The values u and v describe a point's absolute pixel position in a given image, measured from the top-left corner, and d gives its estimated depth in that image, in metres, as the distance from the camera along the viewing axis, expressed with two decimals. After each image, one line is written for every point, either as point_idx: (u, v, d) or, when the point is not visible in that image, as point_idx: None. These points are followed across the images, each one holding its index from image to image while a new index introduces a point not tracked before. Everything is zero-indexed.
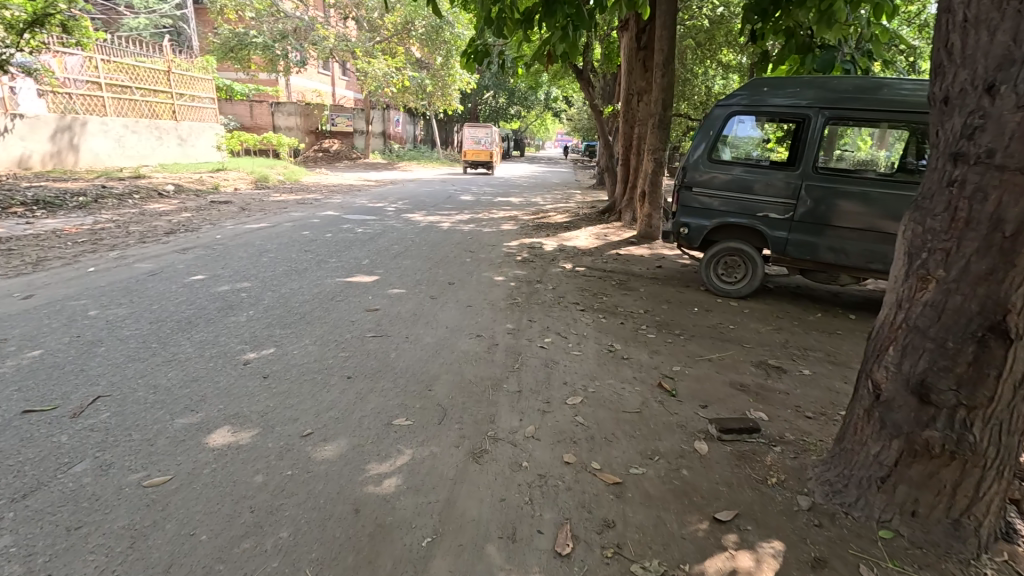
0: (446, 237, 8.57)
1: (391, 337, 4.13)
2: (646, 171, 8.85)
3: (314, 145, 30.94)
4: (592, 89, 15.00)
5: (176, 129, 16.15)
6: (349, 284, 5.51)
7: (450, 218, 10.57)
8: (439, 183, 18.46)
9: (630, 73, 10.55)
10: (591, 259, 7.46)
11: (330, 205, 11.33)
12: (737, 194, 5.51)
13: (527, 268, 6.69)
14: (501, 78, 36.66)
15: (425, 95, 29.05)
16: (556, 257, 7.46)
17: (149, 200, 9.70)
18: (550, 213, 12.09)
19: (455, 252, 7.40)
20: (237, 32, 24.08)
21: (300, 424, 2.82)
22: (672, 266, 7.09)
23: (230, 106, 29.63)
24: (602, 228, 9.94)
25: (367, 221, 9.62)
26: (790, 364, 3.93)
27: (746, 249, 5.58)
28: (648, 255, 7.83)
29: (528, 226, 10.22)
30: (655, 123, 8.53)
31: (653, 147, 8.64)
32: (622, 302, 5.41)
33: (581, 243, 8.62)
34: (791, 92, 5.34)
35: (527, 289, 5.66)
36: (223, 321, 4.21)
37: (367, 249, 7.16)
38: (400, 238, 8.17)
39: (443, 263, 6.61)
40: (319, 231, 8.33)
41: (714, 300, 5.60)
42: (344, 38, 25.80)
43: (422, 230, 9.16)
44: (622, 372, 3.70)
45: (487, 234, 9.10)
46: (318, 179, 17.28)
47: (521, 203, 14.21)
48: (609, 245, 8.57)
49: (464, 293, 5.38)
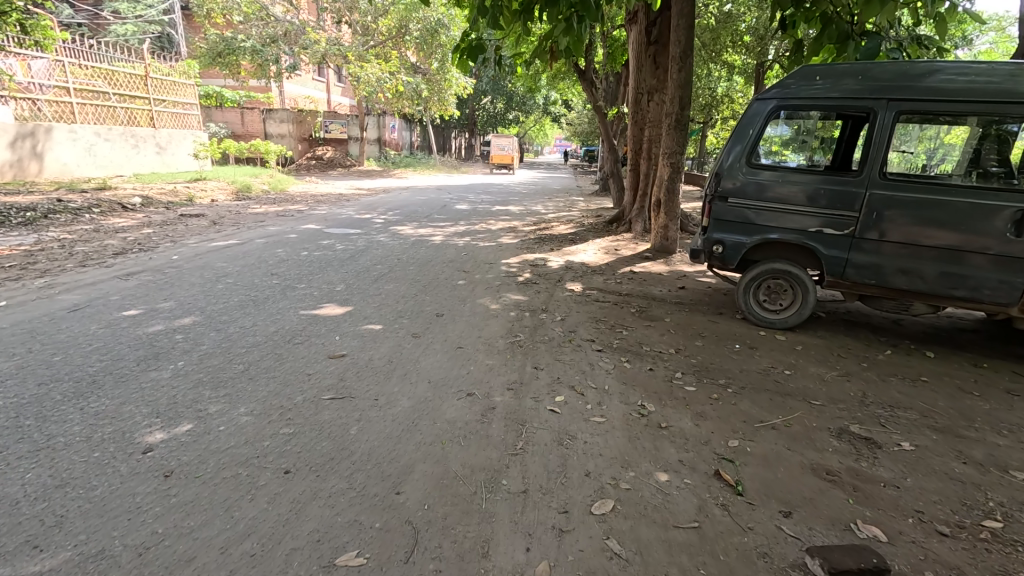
0: (438, 253, 7.63)
1: (355, 398, 3.18)
2: (660, 178, 7.93)
3: (307, 152, 30.14)
4: (595, 90, 14.12)
5: (153, 136, 15.26)
6: (316, 319, 4.56)
7: (443, 231, 9.63)
8: (433, 192, 17.53)
9: (640, 72, 9.67)
10: (604, 279, 6.50)
11: (313, 217, 10.41)
12: (784, 205, 4.59)
13: (530, 292, 5.74)
14: (499, 82, 35.91)
15: (421, 100, 28.24)
16: (563, 277, 6.51)
17: (108, 215, 8.77)
18: (552, 223, 11.16)
19: (446, 272, 6.46)
20: (224, 36, 23.19)
21: (194, 570, 1.87)
22: (698, 288, 6.14)
23: (220, 114, 28.85)
24: (611, 240, 9.01)
25: (351, 235, 8.70)
26: (880, 434, 2.99)
27: (794, 272, 4.64)
28: (667, 273, 6.89)
29: (529, 239, 9.28)
30: (671, 124, 7.61)
31: (668, 151, 7.72)
32: (647, 338, 4.46)
33: (590, 258, 7.68)
34: (847, 81, 4.43)
35: (530, 322, 4.72)
36: (139, 378, 3.26)
37: (344, 270, 6.21)
38: (385, 257, 7.22)
39: (431, 288, 5.68)
40: (293, 248, 7.40)
41: (756, 334, 4.65)
42: (336, 42, 24.87)
43: (411, 245, 8.22)
44: (662, 452, 2.75)
45: (484, 248, 8.17)
46: (306, 188, 16.37)
47: (521, 212, 13.27)
48: (621, 261, 7.64)
49: (454, 330, 4.43)
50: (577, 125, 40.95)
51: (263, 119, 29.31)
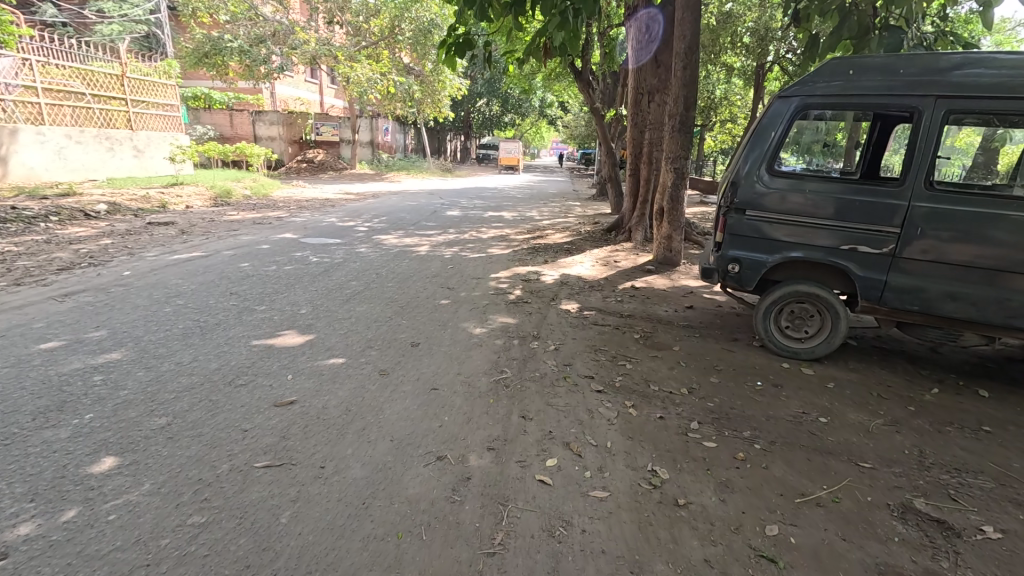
0: (422, 266, 7.01)
1: (296, 466, 2.55)
2: (662, 185, 7.33)
3: (297, 155, 29.47)
4: (592, 91, 13.52)
5: (130, 139, 14.62)
6: (270, 350, 3.93)
7: (430, 240, 9.02)
8: (424, 197, 16.91)
9: (641, 70, 9.09)
10: (603, 296, 5.90)
11: (292, 225, 9.79)
12: (811, 219, 3.97)
13: (520, 313, 5.13)
14: (494, 84, 35.32)
15: (414, 102, 27.64)
16: (557, 294, 5.89)
17: (66, 223, 8.12)
18: (547, 230, 10.56)
19: (428, 289, 5.83)
20: (210, 35, 22.54)
21: None
22: (708, 308, 5.53)
23: (208, 116, 28.25)
24: (609, 249, 8.41)
25: (329, 245, 8.08)
26: (955, 515, 2.37)
27: (823, 295, 4.03)
28: (672, 289, 6.29)
29: (522, 248, 8.67)
30: (674, 126, 7.02)
31: (671, 156, 7.12)
32: (654, 373, 3.85)
33: (587, 272, 7.08)
34: (883, 75, 3.83)
35: (519, 353, 4.10)
36: (27, 440, 2.62)
37: (314, 288, 5.59)
38: (363, 270, 6.60)
39: (408, 309, 5.05)
40: (263, 260, 6.77)
41: (779, 366, 4.05)
42: (326, 42, 24.22)
43: (393, 255, 7.60)
44: (683, 548, 2.13)
45: (472, 260, 7.55)
46: (291, 192, 15.73)
47: (514, 218, 12.66)
48: (621, 274, 7.03)
49: (429, 364, 3.80)
50: (573, 128, 40.45)
51: (252, 120, 28.70)
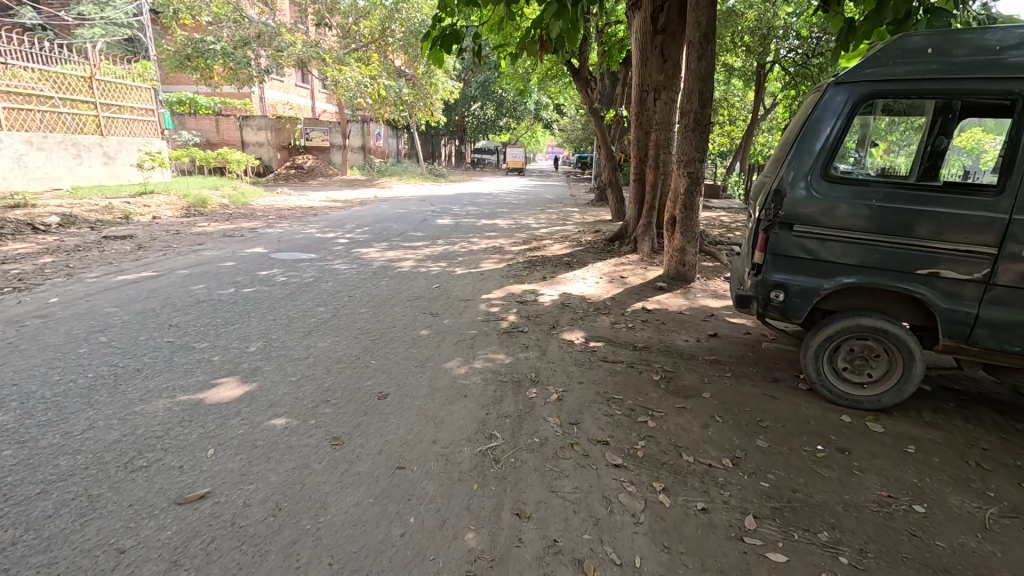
0: (404, 285, 6.17)
1: None
2: (673, 192, 6.54)
3: (287, 161, 28.76)
4: (590, 91, 12.77)
5: (99, 145, 13.80)
6: (195, 409, 3.08)
7: (416, 253, 8.18)
8: (415, 203, 16.06)
9: (646, 65, 8.36)
10: (611, 321, 5.07)
11: (265, 237, 8.94)
12: (880, 236, 3.16)
13: (514, 346, 4.30)
14: (488, 87, 34.70)
15: (406, 106, 26.99)
16: (558, 320, 5.05)
17: (6, 239, 7.24)
18: (545, 240, 9.73)
19: (407, 316, 4.99)
20: (192, 37, 21.74)
21: None
22: (737, 337, 4.71)
23: (194, 122, 27.51)
24: (614, 263, 7.61)
25: (302, 260, 7.23)
26: None
27: (893, 331, 3.22)
28: (690, 312, 5.46)
29: (517, 261, 7.84)
30: (687, 125, 6.22)
31: (684, 158, 6.28)
32: (685, 436, 3.02)
33: (592, 290, 6.25)
34: (973, 54, 3.04)
35: (512, 406, 3.27)
36: None
37: (272, 317, 4.75)
38: (335, 292, 5.75)
39: (380, 344, 4.22)
40: (221, 281, 5.93)
41: (837, 420, 3.24)
42: (314, 44, 23.44)
43: (373, 272, 6.77)
44: None
45: (461, 278, 6.72)
46: (273, 200, 14.93)
47: (509, 227, 11.83)
48: (629, 293, 6.20)
49: (397, 428, 2.96)
50: (569, 132, 39.73)
51: (240, 126, 27.96)
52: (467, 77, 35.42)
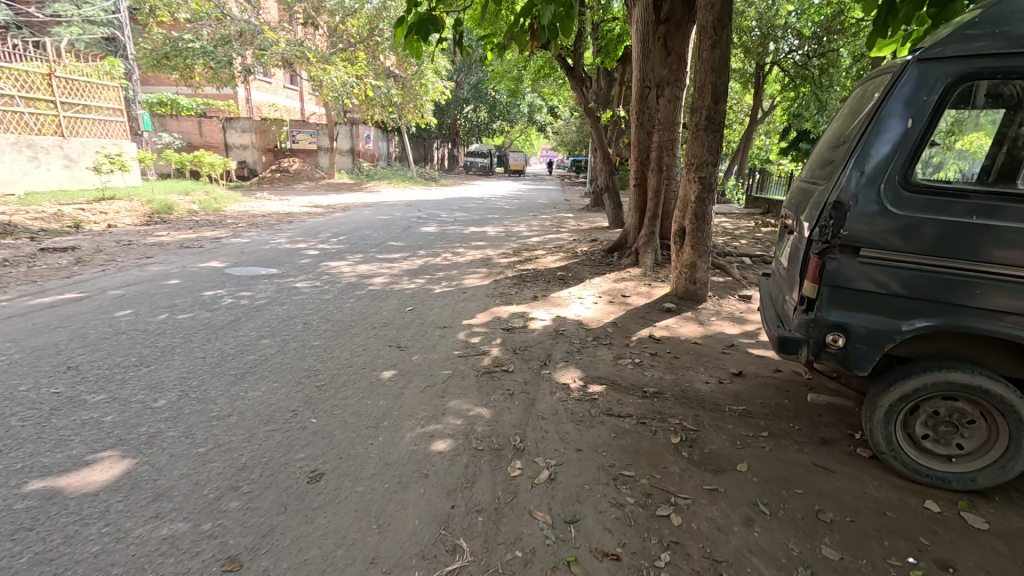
0: (373, 307, 5.33)
1: None
2: (681, 199, 5.74)
3: (272, 164, 27.95)
4: (585, 89, 12.01)
5: (59, 147, 12.87)
6: (46, 506, 2.23)
7: (392, 267, 7.33)
8: (400, 209, 15.23)
9: (647, 58, 7.57)
10: (614, 356, 4.25)
11: (227, 249, 8.07)
12: (978, 266, 2.34)
13: (496, 395, 3.47)
14: (480, 89, 34.03)
15: (395, 108, 26.22)
16: (550, 354, 4.22)
17: None
18: (536, 251, 8.90)
19: (369, 351, 4.14)
20: (171, 36, 20.92)
21: None
22: (766, 378, 3.90)
23: (175, 123, 26.57)
24: (613, 278, 6.80)
25: (260, 277, 6.37)
26: None
27: (994, 391, 2.41)
28: (706, 343, 4.66)
29: (505, 276, 7.00)
30: (698, 123, 5.41)
31: (694, 161, 5.48)
32: (724, 544, 2.19)
33: (590, 313, 5.44)
34: None
35: (488, 496, 2.43)
36: None
37: (201, 355, 3.89)
38: (288, 317, 4.89)
39: (328, 394, 3.38)
40: (156, 304, 5.06)
41: (920, 509, 2.43)
42: (298, 43, 22.51)
43: (339, 291, 5.92)
44: None
45: (440, 298, 5.88)
46: (248, 205, 14.06)
47: (498, 235, 11.00)
48: (633, 316, 5.39)
49: (323, 538, 2.11)
50: (563, 135, 39.06)
51: (223, 128, 27.06)
52: (459, 79, 34.70)
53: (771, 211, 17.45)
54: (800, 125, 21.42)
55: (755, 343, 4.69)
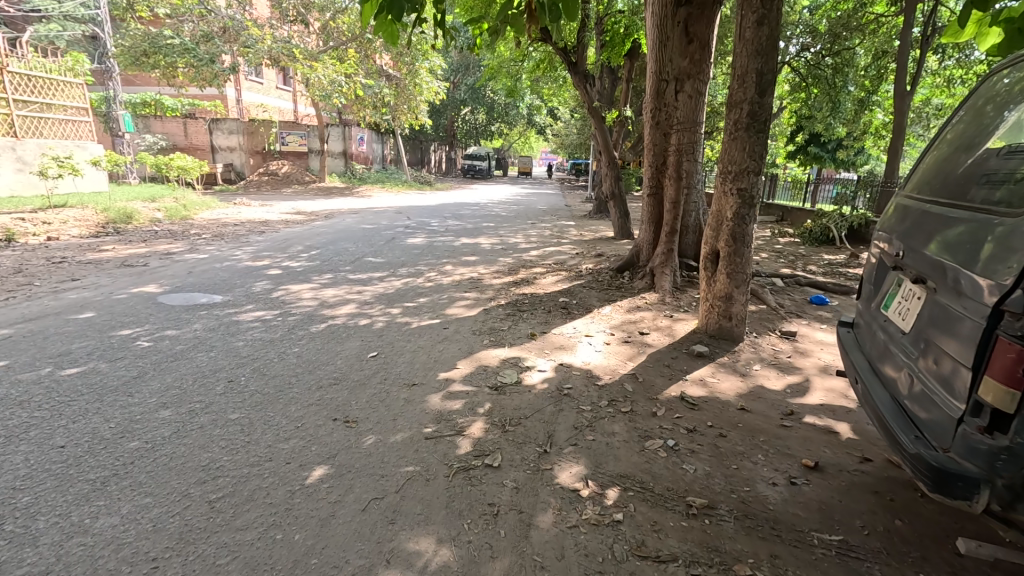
0: (326, 353, 4.21)
1: None
2: (712, 215, 4.63)
3: (261, 167, 26.88)
4: (589, 86, 11.00)
5: (12, 148, 11.76)
6: None
7: (364, 292, 6.20)
8: (387, 216, 14.15)
9: (664, 47, 6.50)
10: (638, 433, 3.14)
11: (175, 268, 6.93)
12: None
13: (472, 518, 2.35)
14: (478, 90, 33.12)
15: (388, 109, 25.22)
16: (552, 434, 3.10)
17: None
18: (534, 269, 7.78)
19: (304, 431, 3.02)
20: (150, 31, 19.80)
21: None
22: (855, 476, 2.79)
23: (160, 124, 25.47)
24: (627, 307, 5.69)
25: (199, 306, 5.24)
26: None
27: None
28: (756, 408, 3.54)
29: (497, 304, 5.88)
30: (737, 122, 4.31)
31: (731, 167, 4.38)
32: None
33: (602, 359, 4.33)
34: None
35: None
36: None
37: (60, 444, 2.75)
38: (212, 370, 3.76)
39: (222, 520, 2.25)
40: (44, 352, 3.93)
41: None
42: (285, 40, 21.28)
43: (290, 328, 4.79)
44: None
45: (415, 335, 4.75)
46: (221, 212, 12.97)
47: (492, 247, 9.88)
48: (655, 363, 4.28)
49: None
50: (563, 136, 38.01)
51: (210, 129, 25.97)
52: (455, 79, 33.73)
53: (785, 217, 16.33)
54: (812, 126, 20.34)
55: (820, 408, 3.57)
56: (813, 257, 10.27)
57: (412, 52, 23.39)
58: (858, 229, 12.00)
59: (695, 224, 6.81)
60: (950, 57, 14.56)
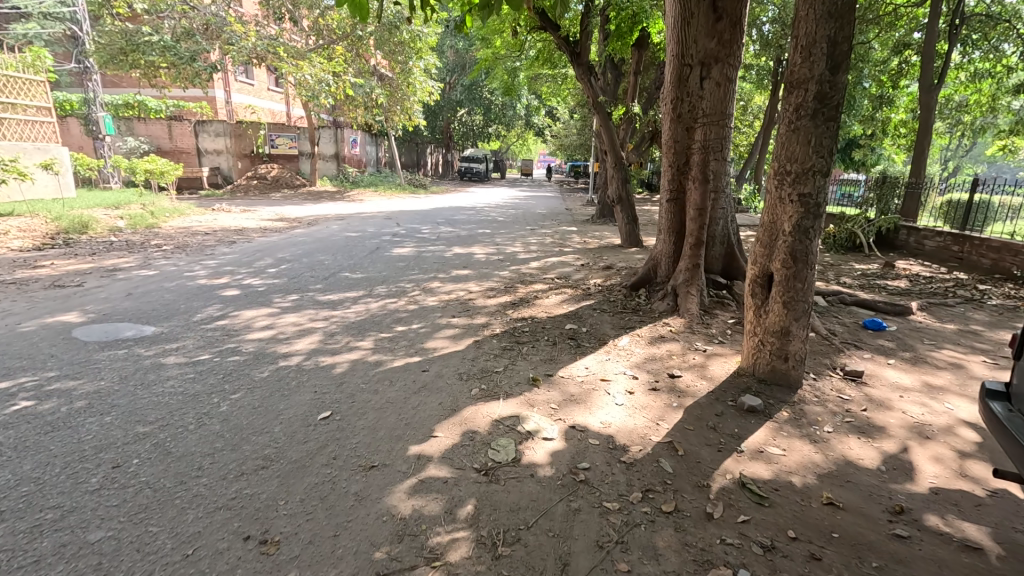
0: (262, 414, 3.19)
1: None
2: (762, 229, 3.65)
3: (249, 171, 25.90)
4: (593, 79, 10.06)
5: None
6: None
7: (331, 318, 5.18)
8: (375, 222, 13.16)
9: (687, 25, 5.55)
10: (693, 558, 2.14)
11: (113, 288, 5.91)
12: None
13: None
14: (475, 90, 32.18)
15: (380, 109, 24.25)
16: (567, 562, 2.10)
17: None
18: (535, 286, 6.77)
19: (192, 567, 2.00)
20: (127, 27, 18.79)
21: None
22: None
23: (144, 127, 24.52)
24: (649, 337, 4.68)
25: (118, 343, 4.22)
26: None
27: None
28: (849, 501, 2.53)
29: (492, 333, 4.86)
30: (798, 109, 3.32)
31: (790, 166, 3.40)
32: None
33: (626, 417, 3.32)
34: None
35: None
36: None
37: None
38: (95, 448, 2.74)
39: None
40: None
41: None
42: (271, 38, 20.31)
43: (225, 373, 3.76)
44: None
45: (385, 382, 3.74)
46: (193, 220, 11.99)
47: (487, 258, 8.87)
48: (695, 421, 3.28)
49: None
50: (562, 138, 37.09)
51: (196, 131, 24.99)
52: (451, 80, 32.79)
53: None
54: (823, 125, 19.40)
55: (935, 500, 2.56)
56: (842, 266, 9.27)
57: (405, 50, 22.48)
58: (884, 234, 11.07)
59: (723, 234, 5.82)
60: (977, 50, 13.61)
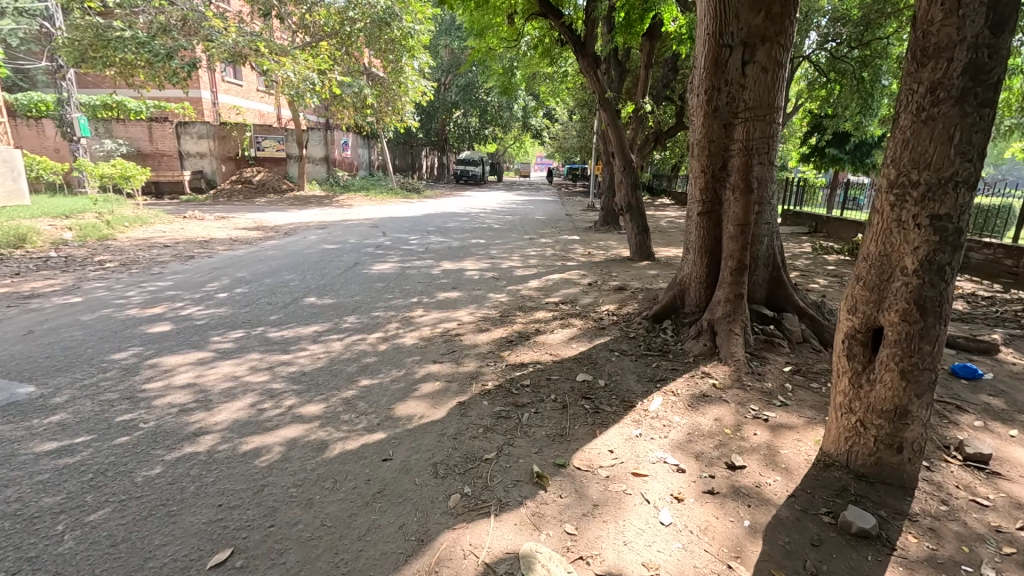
0: (119, 562, 2.05)
1: None
2: (865, 263, 2.55)
3: (233, 175, 24.80)
4: (600, 72, 9.05)
5: None
6: None
7: (278, 367, 4.04)
8: (359, 231, 12.07)
9: None
10: None
11: (13, 324, 4.77)
12: None
13: None
14: (470, 91, 31.16)
15: (371, 110, 23.20)
16: None
17: None
18: (536, 315, 5.66)
19: None
20: (97, 21, 17.71)
21: None
22: None
23: (122, 128, 23.38)
24: (688, 398, 3.57)
25: None
26: None
27: None
28: None
29: (483, 389, 3.74)
30: (935, 88, 2.22)
31: (919, 175, 2.29)
32: None
33: (681, 553, 2.20)
34: None
35: None
36: None
37: None
38: None
39: None
40: None
41: None
42: (253, 34, 19.24)
43: (98, 469, 2.63)
44: None
45: (328, 483, 2.61)
46: (156, 229, 10.88)
47: (480, 276, 7.75)
48: (787, 561, 2.16)
49: None
50: (560, 140, 36.09)
51: (177, 133, 23.87)
52: (446, 80, 31.77)
53: (819, 228, 14.30)
54: (837, 127, 18.37)
55: None
56: None
57: (396, 48, 21.37)
58: None
59: (767, 254, 4.73)
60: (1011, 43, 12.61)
